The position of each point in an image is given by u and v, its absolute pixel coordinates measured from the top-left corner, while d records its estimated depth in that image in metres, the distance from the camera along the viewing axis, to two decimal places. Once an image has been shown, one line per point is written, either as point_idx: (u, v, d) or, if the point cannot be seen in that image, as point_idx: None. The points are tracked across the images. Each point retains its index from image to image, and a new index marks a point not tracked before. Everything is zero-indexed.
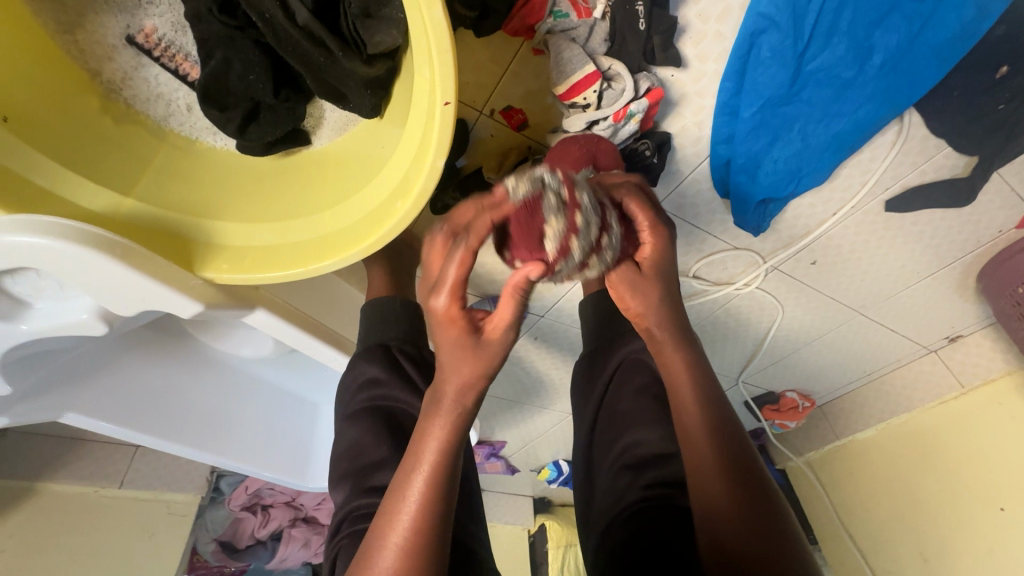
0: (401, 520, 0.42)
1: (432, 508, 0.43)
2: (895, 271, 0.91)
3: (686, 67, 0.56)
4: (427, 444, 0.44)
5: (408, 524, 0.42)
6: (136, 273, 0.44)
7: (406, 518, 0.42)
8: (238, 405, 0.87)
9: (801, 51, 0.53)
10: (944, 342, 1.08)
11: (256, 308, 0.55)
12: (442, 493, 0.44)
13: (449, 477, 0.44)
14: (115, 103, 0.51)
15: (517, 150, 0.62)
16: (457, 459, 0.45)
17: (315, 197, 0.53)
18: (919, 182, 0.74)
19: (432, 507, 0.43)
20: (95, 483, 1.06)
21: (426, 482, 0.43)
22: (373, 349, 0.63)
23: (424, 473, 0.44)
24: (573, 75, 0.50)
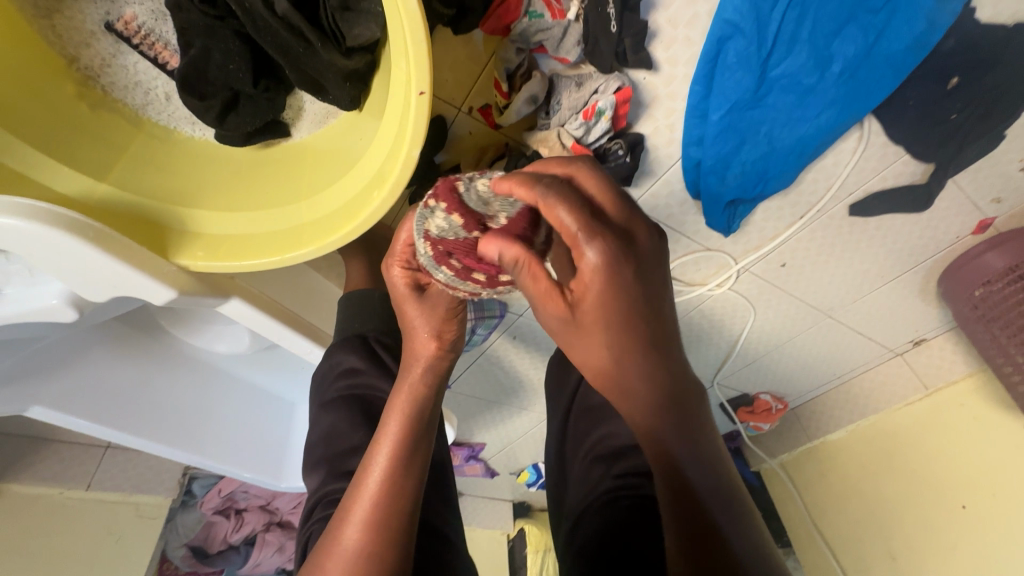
0: (367, 489, 0.48)
1: (397, 475, 0.49)
2: (860, 274, 0.94)
3: (657, 70, 0.59)
4: (393, 415, 0.52)
5: (374, 496, 0.47)
6: (110, 257, 0.44)
7: (374, 489, 0.48)
8: (211, 402, 0.86)
9: (765, 57, 0.55)
10: (909, 345, 1.11)
11: (230, 298, 0.55)
12: (407, 460, 0.50)
13: (414, 440, 0.51)
14: (91, 89, 0.51)
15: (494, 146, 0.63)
16: (419, 429, 0.52)
17: (292, 189, 0.54)
18: (880, 188, 0.77)
19: (397, 473, 0.49)
20: (60, 485, 1.03)
21: (393, 457, 0.50)
22: (350, 339, 0.64)
23: (389, 446, 0.50)
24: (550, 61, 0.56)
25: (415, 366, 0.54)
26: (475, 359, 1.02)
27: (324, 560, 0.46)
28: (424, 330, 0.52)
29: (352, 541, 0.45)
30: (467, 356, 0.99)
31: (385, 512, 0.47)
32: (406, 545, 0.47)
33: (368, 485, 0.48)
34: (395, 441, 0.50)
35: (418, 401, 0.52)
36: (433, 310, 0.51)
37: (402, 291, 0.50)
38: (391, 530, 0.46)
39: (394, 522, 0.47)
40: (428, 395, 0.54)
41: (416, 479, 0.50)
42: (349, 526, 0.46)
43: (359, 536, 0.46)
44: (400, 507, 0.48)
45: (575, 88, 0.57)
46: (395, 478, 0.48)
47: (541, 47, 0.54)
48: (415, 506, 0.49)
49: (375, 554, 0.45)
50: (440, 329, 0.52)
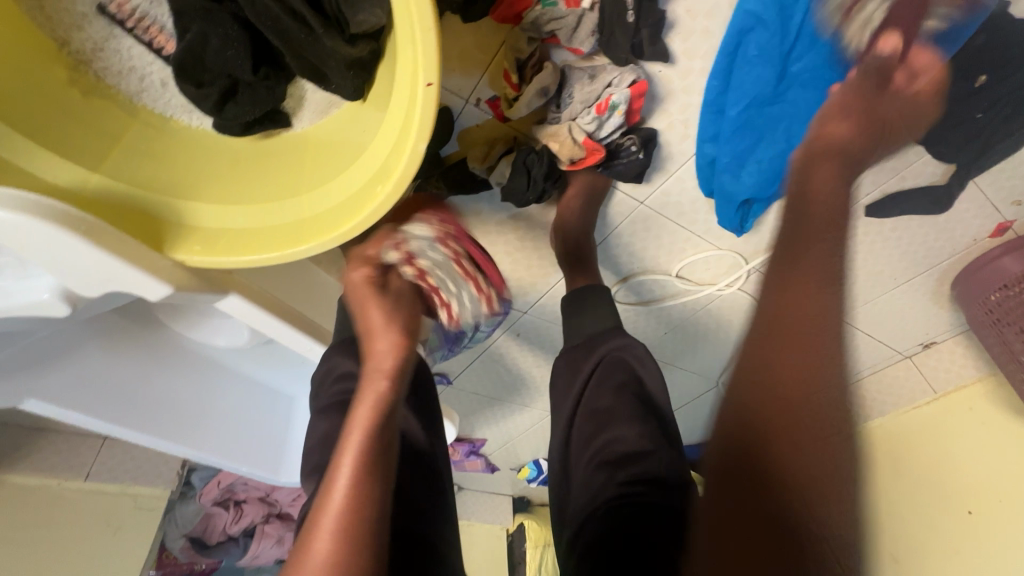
0: (333, 500, 0.46)
1: (361, 487, 0.47)
2: (873, 276, 0.92)
3: (673, 64, 0.57)
4: (355, 422, 0.50)
5: (340, 509, 0.46)
6: (102, 253, 0.43)
7: (339, 502, 0.46)
8: (208, 396, 0.85)
9: (786, 51, 0.53)
10: (919, 348, 1.09)
11: (226, 295, 0.54)
12: (371, 468, 0.48)
13: (374, 447, 0.49)
14: (83, 75, 0.48)
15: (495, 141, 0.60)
16: (380, 443, 0.50)
17: (293, 182, 0.52)
18: (897, 189, 0.75)
19: (362, 483, 0.47)
20: (57, 476, 1.02)
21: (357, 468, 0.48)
22: (347, 343, 0.63)
23: (352, 456, 0.48)
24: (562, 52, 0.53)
25: (380, 379, 0.52)
26: (477, 356, 1.00)
27: (296, 571, 0.45)
28: (376, 336, 0.54)
29: (321, 554, 0.44)
30: (470, 353, 0.98)
31: (355, 522, 0.46)
32: (379, 555, 0.46)
33: (334, 495, 0.47)
34: (358, 449, 0.49)
35: (379, 413, 0.51)
36: (384, 312, 0.54)
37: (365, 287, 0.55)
38: (361, 542, 0.45)
39: (364, 533, 0.45)
40: (390, 408, 0.52)
41: (383, 488, 0.48)
42: (317, 538, 0.45)
43: (327, 546, 0.44)
44: (369, 517, 0.46)
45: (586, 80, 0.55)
46: (358, 487, 0.47)
47: (554, 38, 0.51)
48: (385, 516, 0.48)
49: (346, 567, 0.44)
50: (388, 337, 0.54)
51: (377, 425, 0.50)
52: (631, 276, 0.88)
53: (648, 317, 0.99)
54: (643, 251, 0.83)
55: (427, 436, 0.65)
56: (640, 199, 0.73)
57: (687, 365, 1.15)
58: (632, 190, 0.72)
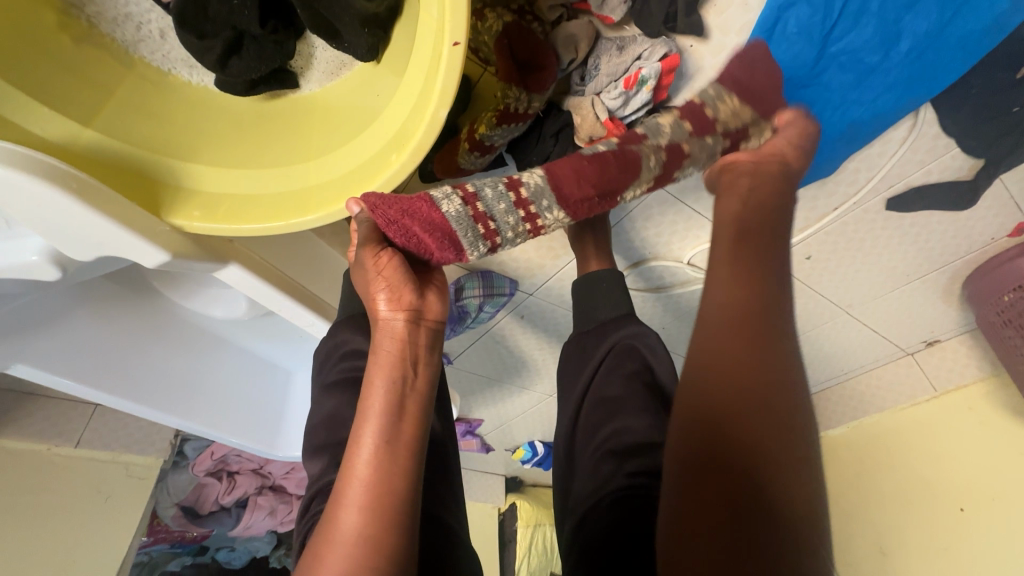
0: (357, 466, 0.45)
1: (386, 451, 0.46)
2: (886, 271, 0.90)
3: (706, 38, 0.52)
4: (374, 388, 0.48)
5: (367, 474, 0.44)
6: (95, 213, 0.40)
7: (365, 468, 0.45)
8: (202, 368, 0.83)
9: (828, 30, 0.51)
10: (922, 345, 1.08)
11: (227, 264, 0.51)
12: (396, 438, 0.47)
13: (393, 411, 0.47)
14: (75, 20, 0.45)
15: (492, 111, 0.51)
16: (400, 396, 0.48)
17: (299, 147, 0.49)
18: (922, 182, 0.72)
19: (388, 454, 0.45)
20: (46, 442, 1.01)
21: (379, 428, 0.46)
22: (357, 318, 0.60)
23: (374, 416, 0.47)
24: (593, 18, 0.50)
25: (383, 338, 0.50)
26: (479, 337, 0.99)
27: (324, 549, 0.43)
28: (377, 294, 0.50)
29: (351, 526, 0.43)
30: (472, 333, 0.96)
31: (381, 490, 0.44)
32: (407, 529, 0.44)
33: (360, 465, 0.45)
34: (380, 416, 0.47)
35: (394, 366, 0.49)
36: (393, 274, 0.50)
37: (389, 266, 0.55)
38: (391, 516, 0.43)
39: (396, 506, 0.44)
40: (400, 363, 0.49)
41: (413, 456, 0.47)
42: (346, 510, 0.43)
43: (359, 517, 0.43)
44: (393, 485, 0.45)
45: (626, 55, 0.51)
46: (385, 454, 0.45)
47: (585, 3, 0.49)
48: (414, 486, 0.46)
49: (380, 537, 0.42)
50: (390, 295, 0.50)
51: (405, 392, 0.48)
52: (642, 262, 0.86)
53: (657, 304, 0.97)
54: (657, 237, 0.80)
55: (439, 420, 0.64)
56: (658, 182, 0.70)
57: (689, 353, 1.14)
58: None
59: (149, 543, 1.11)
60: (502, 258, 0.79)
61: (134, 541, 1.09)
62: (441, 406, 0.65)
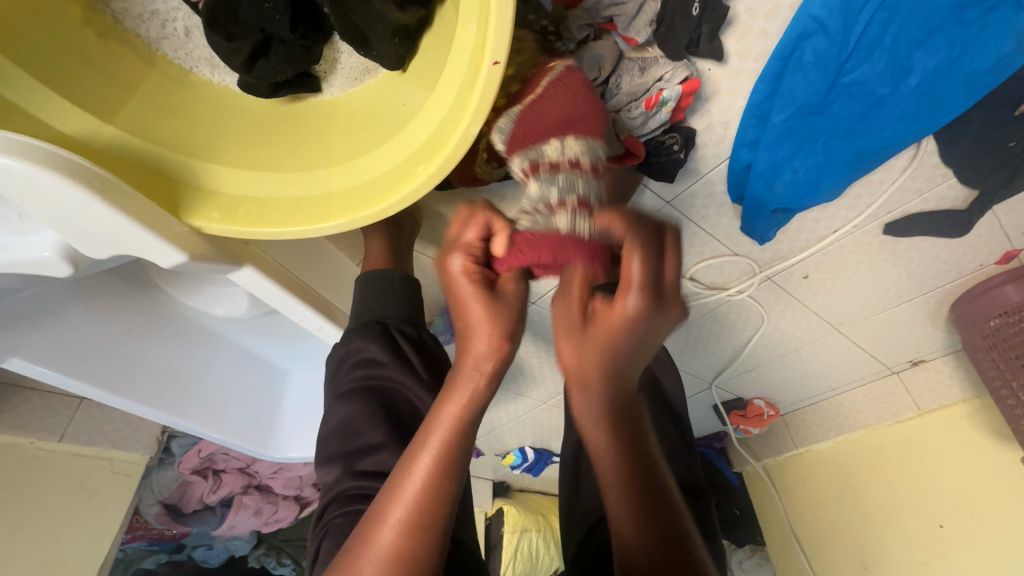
0: (407, 492, 0.43)
1: (442, 480, 0.44)
2: (878, 292, 0.93)
3: (724, 63, 0.55)
4: (446, 410, 0.45)
5: (416, 500, 0.43)
6: (114, 212, 0.39)
7: (414, 494, 0.43)
8: (199, 367, 0.82)
9: (842, 61, 0.52)
10: (907, 364, 1.12)
11: (242, 266, 0.50)
12: (452, 464, 0.44)
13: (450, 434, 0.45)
14: (100, 15, 0.44)
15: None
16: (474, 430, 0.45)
17: (322, 152, 0.49)
18: (918, 210, 0.75)
19: (442, 480, 0.44)
20: (32, 435, 0.97)
21: (440, 455, 0.44)
22: (370, 326, 0.60)
23: (441, 442, 0.44)
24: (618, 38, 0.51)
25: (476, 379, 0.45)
26: None
27: (355, 558, 0.42)
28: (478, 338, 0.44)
29: (387, 545, 0.42)
30: None
31: (427, 518, 0.43)
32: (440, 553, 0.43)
33: (410, 486, 0.43)
34: (445, 443, 0.44)
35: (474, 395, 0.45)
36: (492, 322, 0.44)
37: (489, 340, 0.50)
38: (426, 540, 0.42)
39: (435, 534, 0.43)
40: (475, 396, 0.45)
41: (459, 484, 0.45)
42: (384, 528, 0.42)
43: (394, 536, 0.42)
44: (438, 512, 0.43)
45: (650, 77, 0.52)
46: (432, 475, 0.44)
47: (611, 24, 0.50)
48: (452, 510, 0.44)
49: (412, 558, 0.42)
50: (487, 338, 0.44)
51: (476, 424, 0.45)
52: None
53: None
54: None
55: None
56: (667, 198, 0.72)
57: (683, 365, 1.16)
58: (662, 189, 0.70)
59: (128, 540, 1.11)
60: None
61: (115, 538, 1.08)
62: None
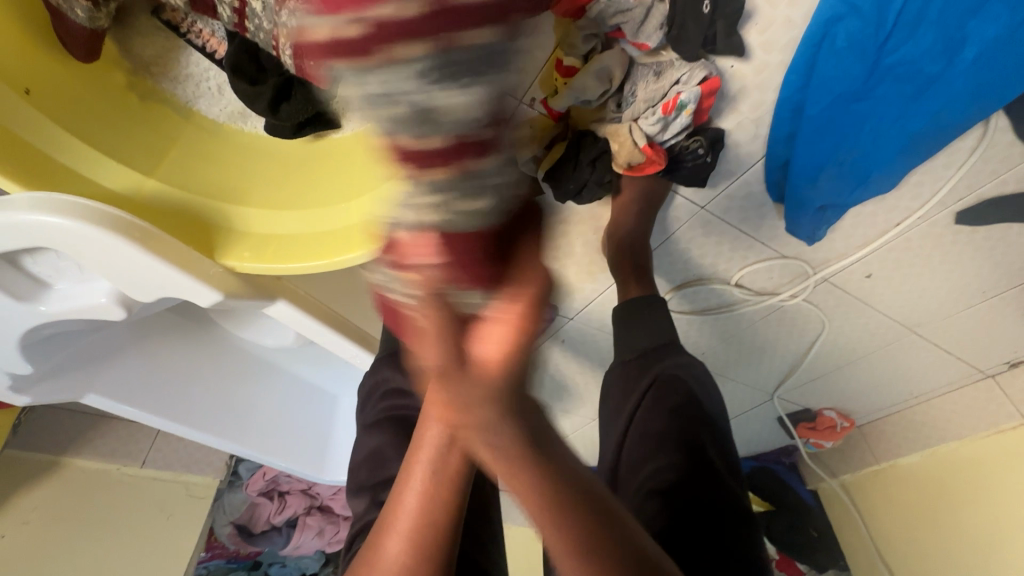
0: (405, 505, 0.43)
1: (432, 497, 0.42)
2: (958, 288, 0.83)
3: (748, 57, 0.52)
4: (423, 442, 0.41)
5: (415, 518, 0.42)
6: (152, 257, 0.42)
7: (411, 509, 0.43)
8: (257, 395, 0.86)
9: (881, 42, 0.47)
10: (1004, 367, 0.98)
11: (276, 300, 0.53)
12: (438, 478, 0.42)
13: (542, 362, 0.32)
14: (142, 80, 0.49)
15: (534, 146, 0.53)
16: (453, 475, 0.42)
17: (343, 185, 0.51)
18: (996, 194, 0.67)
19: (429, 495, 0.42)
20: (117, 461, 1.08)
21: (424, 487, 0.42)
22: (394, 355, 0.61)
23: (419, 468, 0.42)
24: (627, 44, 0.49)
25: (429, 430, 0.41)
26: None
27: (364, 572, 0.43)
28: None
29: (396, 557, 0.41)
30: None
31: (423, 532, 0.42)
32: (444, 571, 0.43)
33: (408, 499, 0.43)
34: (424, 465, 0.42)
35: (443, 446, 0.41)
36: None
37: None
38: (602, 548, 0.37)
39: (435, 542, 0.42)
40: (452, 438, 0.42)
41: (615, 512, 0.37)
42: (390, 540, 0.42)
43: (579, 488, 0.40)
44: (438, 525, 0.43)
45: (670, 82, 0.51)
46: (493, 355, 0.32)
47: (619, 31, 0.48)
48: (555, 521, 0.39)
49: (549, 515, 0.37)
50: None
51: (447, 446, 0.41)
52: (685, 285, 0.83)
53: (702, 327, 0.93)
54: (700, 259, 0.77)
55: None
56: (701, 203, 0.68)
57: (738, 376, 1.09)
58: (693, 194, 0.67)
59: (207, 558, 1.18)
60: None
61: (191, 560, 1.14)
62: None
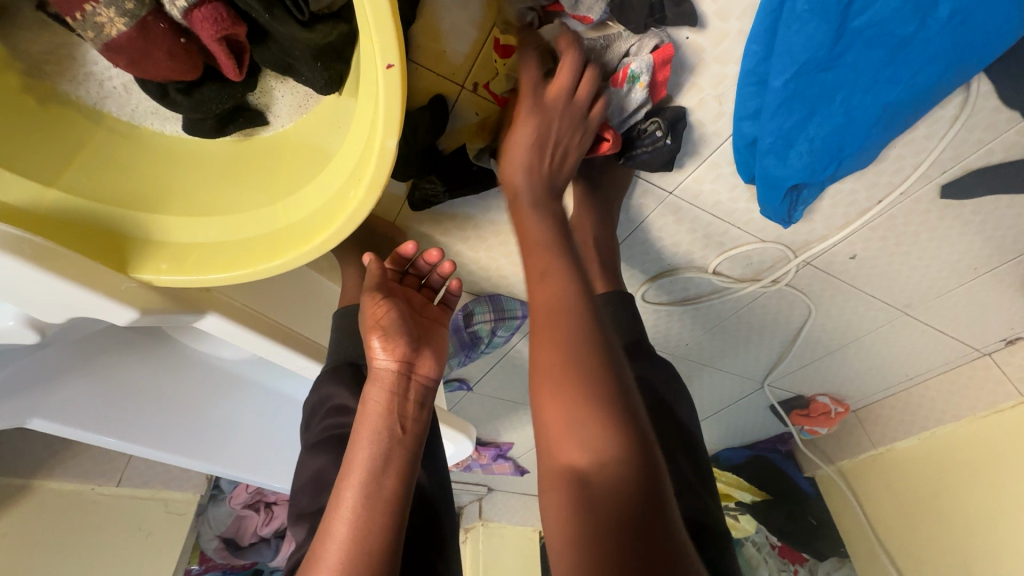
0: (338, 528, 0.41)
1: (369, 508, 0.42)
2: (947, 265, 0.79)
3: (704, 27, 0.48)
4: (359, 441, 0.45)
5: (344, 544, 0.41)
6: (50, 276, 0.38)
7: (342, 536, 0.41)
8: (224, 409, 0.82)
9: (847, 2, 0.43)
10: (1002, 344, 0.97)
11: (204, 314, 0.49)
12: (376, 491, 0.43)
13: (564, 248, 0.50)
14: (39, 82, 0.44)
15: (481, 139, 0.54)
16: (385, 463, 0.44)
17: (268, 189, 0.47)
18: (982, 164, 0.63)
19: (367, 509, 0.42)
20: (90, 481, 1.05)
21: (360, 495, 0.43)
22: (341, 369, 0.56)
23: (358, 476, 0.43)
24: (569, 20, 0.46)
25: (363, 437, 0.45)
26: (497, 363, 0.94)
27: None
28: (374, 350, 0.47)
29: None
30: (488, 359, 0.92)
31: (355, 555, 0.40)
32: None
33: (337, 526, 0.42)
34: (364, 469, 0.44)
35: (380, 447, 0.45)
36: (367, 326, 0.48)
37: (388, 373, 0.47)
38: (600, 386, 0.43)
39: (371, 571, 0.40)
40: (390, 436, 0.45)
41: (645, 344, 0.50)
42: (320, 570, 0.40)
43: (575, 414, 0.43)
44: (373, 545, 0.41)
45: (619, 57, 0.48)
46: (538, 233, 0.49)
47: (557, 5, 0.44)
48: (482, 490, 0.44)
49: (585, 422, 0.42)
50: (387, 344, 0.47)
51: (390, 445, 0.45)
52: (660, 275, 0.79)
53: (684, 317, 0.90)
54: (674, 247, 0.73)
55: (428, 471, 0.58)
56: (669, 188, 0.64)
57: (726, 366, 1.05)
58: (660, 179, 0.62)
59: (201, 570, 1.20)
60: (508, 280, 0.76)
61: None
62: (431, 461, 0.59)
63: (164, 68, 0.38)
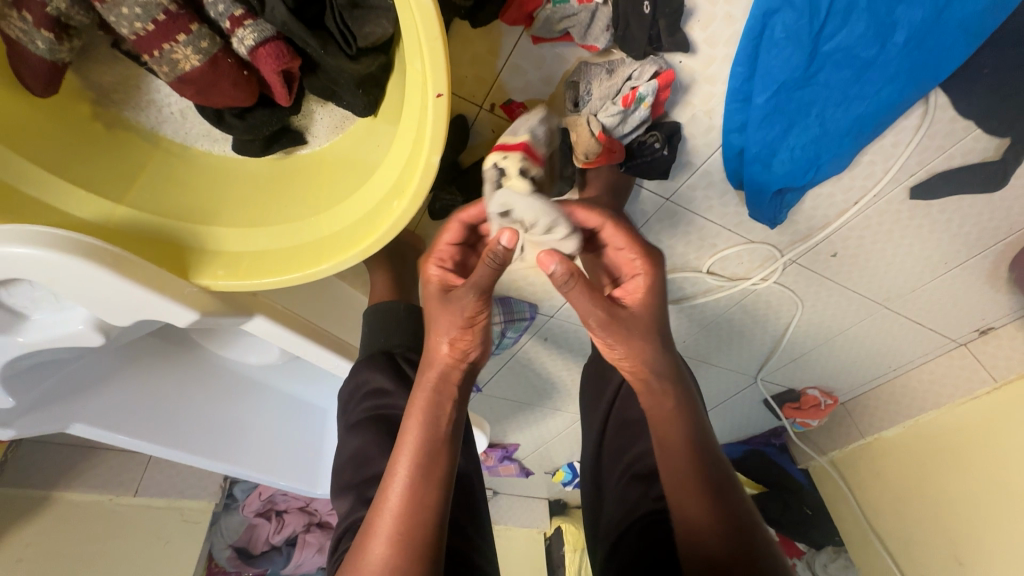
0: (390, 502, 0.45)
1: (418, 483, 0.46)
2: (921, 260, 0.86)
3: (695, 52, 0.54)
4: (411, 423, 0.50)
5: (398, 516, 0.45)
6: (127, 283, 0.42)
7: (396, 509, 0.45)
8: (245, 414, 0.86)
9: (818, 30, 0.49)
10: (974, 334, 1.03)
11: (254, 317, 0.53)
12: (429, 474, 0.47)
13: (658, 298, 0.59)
14: (106, 110, 0.49)
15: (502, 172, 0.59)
16: (434, 450, 0.48)
17: (312, 201, 0.52)
18: (945, 167, 0.70)
19: (420, 485, 0.46)
20: (109, 492, 1.07)
21: (413, 470, 0.47)
22: (377, 357, 0.61)
23: (409, 451, 0.48)
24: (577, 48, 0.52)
25: (420, 404, 0.51)
26: (506, 363, 0.99)
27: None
28: (442, 338, 0.52)
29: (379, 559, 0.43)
30: (498, 359, 0.97)
31: (412, 525, 0.44)
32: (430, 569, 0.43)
33: (391, 496, 0.46)
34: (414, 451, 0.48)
35: (432, 424, 0.49)
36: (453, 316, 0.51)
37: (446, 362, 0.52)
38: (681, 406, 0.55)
39: (421, 540, 0.44)
40: (440, 420, 0.50)
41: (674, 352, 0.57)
42: (375, 543, 0.44)
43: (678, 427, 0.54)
44: (423, 513, 0.45)
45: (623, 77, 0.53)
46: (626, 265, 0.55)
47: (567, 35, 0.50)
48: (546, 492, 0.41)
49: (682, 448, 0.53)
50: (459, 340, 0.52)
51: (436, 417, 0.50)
52: None
53: (680, 315, 0.95)
54: (671, 249, 0.79)
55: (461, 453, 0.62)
56: (666, 194, 0.70)
57: (721, 361, 1.11)
58: (658, 186, 0.68)
59: None
60: (518, 282, 0.81)
61: None
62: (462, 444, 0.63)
63: (226, 95, 0.44)
